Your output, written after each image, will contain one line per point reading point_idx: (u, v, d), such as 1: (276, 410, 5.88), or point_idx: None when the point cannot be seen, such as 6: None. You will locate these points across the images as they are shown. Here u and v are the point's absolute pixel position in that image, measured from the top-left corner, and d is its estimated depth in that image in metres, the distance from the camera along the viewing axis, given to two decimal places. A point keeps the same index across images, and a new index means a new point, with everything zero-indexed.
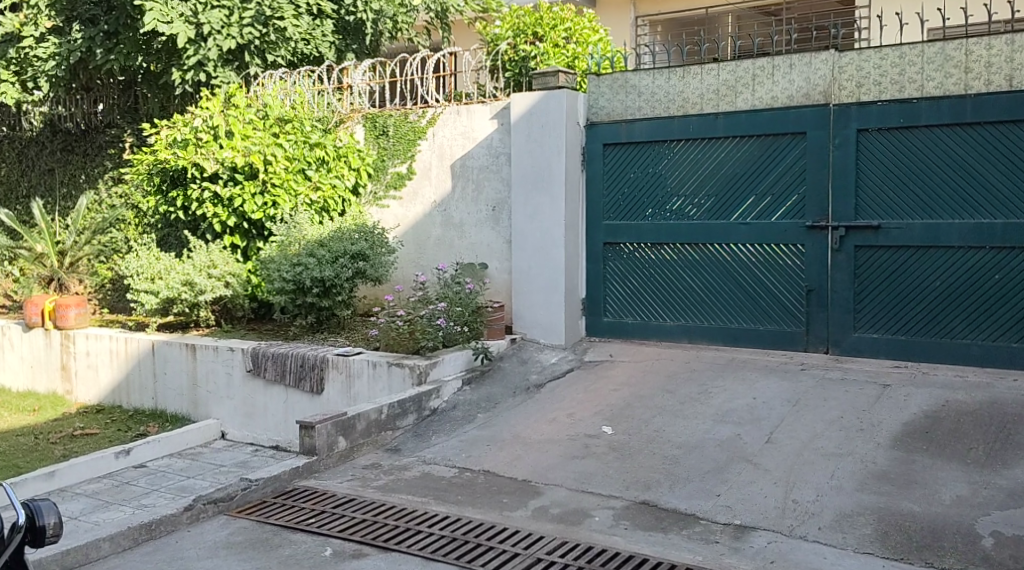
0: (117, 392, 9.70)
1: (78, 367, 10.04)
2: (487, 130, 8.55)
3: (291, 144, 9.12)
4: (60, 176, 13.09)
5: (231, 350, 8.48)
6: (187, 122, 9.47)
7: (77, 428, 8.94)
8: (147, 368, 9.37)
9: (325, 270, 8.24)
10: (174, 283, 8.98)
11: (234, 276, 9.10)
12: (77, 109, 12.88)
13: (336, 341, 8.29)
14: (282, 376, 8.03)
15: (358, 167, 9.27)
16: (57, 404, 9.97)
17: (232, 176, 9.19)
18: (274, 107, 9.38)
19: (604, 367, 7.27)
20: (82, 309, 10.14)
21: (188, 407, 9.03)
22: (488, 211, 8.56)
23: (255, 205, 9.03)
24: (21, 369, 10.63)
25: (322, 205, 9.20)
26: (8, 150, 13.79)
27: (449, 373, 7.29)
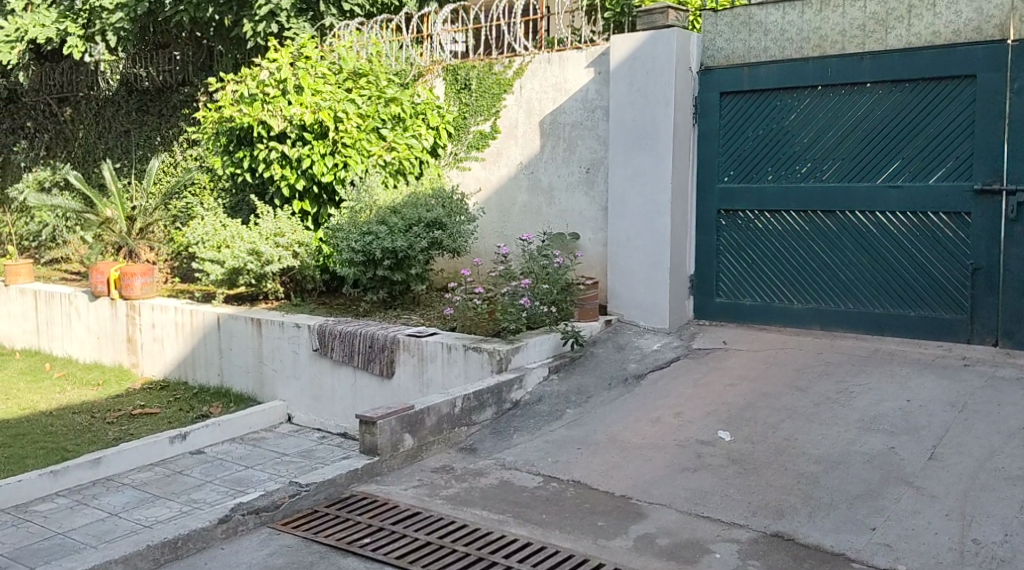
0: (182, 367, 8.89)
1: (143, 340, 9.33)
2: (583, 81, 7.48)
3: (364, 100, 8.29)
4: (136, 139, 12.57)
5: (297, 327, 7.60)
6: (254, 76, 8.62)
7: (137, 407, 8.22)
8: (212, 342, 8.48)
9: (398, 241, 7.35)
10: (239, 252, 8.16)
11: (302, 246, 8.28)
12: (152, 67, 12.34)
13: (409, 320, 7.40)
14: (350, 358, 7.19)
15: (437, 125, 8.41)
16: (122, 379, 9.34)
17: (302, 136, 8.28)
18: (349, 59, 8.50)
19: (718, 357, 6.22)
20: (149, 277, 9.46)
21: (255, 386, 8.12)
22: (582, 172, 7.50)
23: (325, 167, 8.16)
24: (88, 339, 10.07)
25: (396, 167, 8.32)
26: (84, 111, 13.32)
27: (532, 359, 6.34)
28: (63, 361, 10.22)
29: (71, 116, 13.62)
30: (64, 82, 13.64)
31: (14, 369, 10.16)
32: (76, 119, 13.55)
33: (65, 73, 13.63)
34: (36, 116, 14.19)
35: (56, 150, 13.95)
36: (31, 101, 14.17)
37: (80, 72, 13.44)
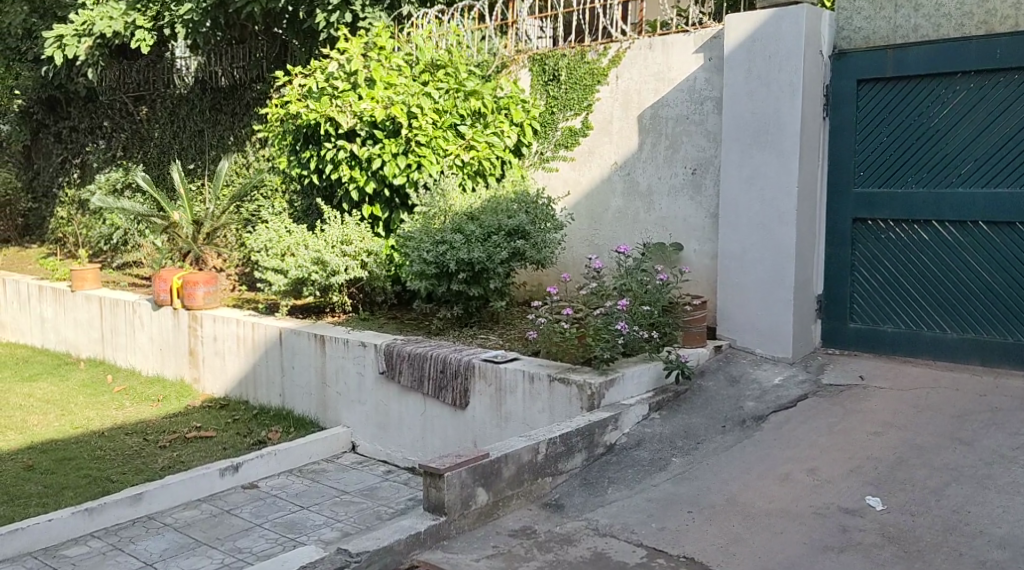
0: (243, 385, 8.17)
1: (205, 354, 8.64)
2: (691, 69, 6.53)
3: (441, 93, 7.43)
4: (209, 139, 12.01)
5: (363, 347, 6.80)
6: (323, 68, 7.84)
7: (192, 430, 7.54)
8: (275, 361, 7.75)
9: (475, 252, 6.47)
10: (301, 260, 7.41)
11: (371, 254, 7.49)
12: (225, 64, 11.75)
13: (485, 341, 6.53)
14: (421, 385, 6.36)
15: (522, 121, 7.51)
16: (182, 395, 8.72)
17: (372, 134, 7.48)
18: (426, 50, 7.65)
19: (855, 398, 5.27)
20: (212, 286, 8.75)
21: (318, 409, 7.37)
22: (687, 173, 6.55)
23: (397, 168, 7.33)
24: (151, 350, 9.49)
25: (474, 168, 7.46)
26: (160, 111, 12.86)
27: (628, 395, 5.38)
28: (126, 374, 9.68)
29: (147, 115, 13.20)
30: (141, 80, 13.20)
31: (76, 382, 9.68)
32: (152, 118, 13.12)
33: (141, 71, 13.19)
34: (112, 115, 13.81)
35: (132, 150, 13.54)
36: (108, 99, 13.77)
37: (155, 70, 12.93)
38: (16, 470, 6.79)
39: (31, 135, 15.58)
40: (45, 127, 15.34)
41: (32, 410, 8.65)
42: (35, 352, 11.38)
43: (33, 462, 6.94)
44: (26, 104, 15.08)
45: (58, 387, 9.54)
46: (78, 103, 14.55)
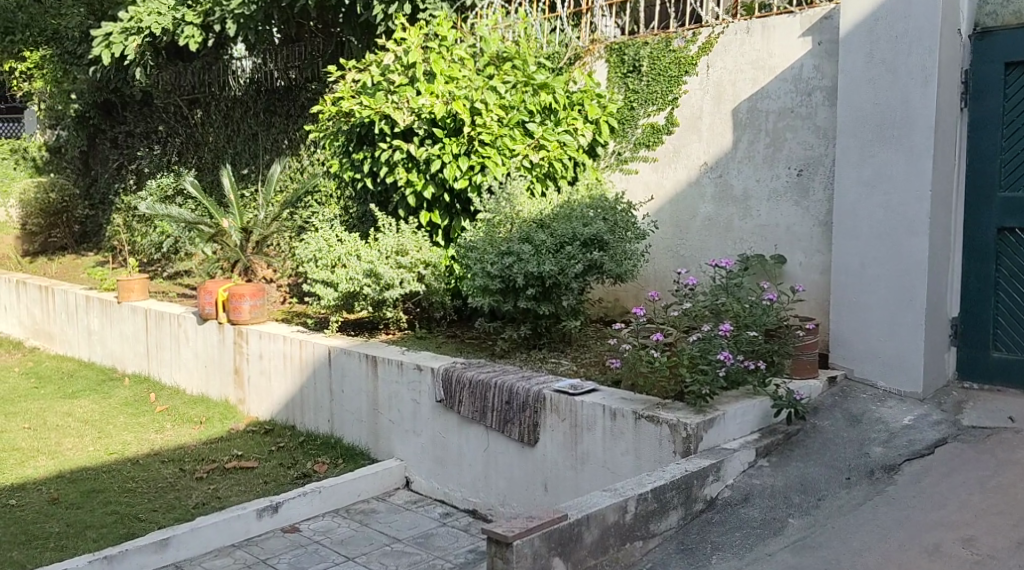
0: (289, 409, 7.46)
1: (251, 373, 7.93)
2: (797, 54, 5.73)
3: (508, 87, 6.67)
4: (263, 142, 11.29)
5: (419, 371, 6.03)
6: (378, 61, 7.09)
7: (232, 459, 6.86)
8: (323, 383, 7.03)
9: (545, 264, 5.66)
10: (351, 272, 6.69)
11: (428, 266, 6.74)
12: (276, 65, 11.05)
13: (556, 367, 5.71)
14: (482, 416, 5.55)
15: (597, 118, 6.69)
16: (226, 417, 8.06)
17: (431, 133, 6.72)
18: (493, 40, 6.89)
19: (1006, 445, 4.49)
20: (258, 300, 8.07)
21: (369, 438, 6.63)
22: (792, 176, 5.73)
23: (458, 171, 6.54)
24: (196, 368, 8.84)
25: (544, 171, 6.62)
26: (214, 113, 12.24)
27: (731, 436, 4.59)
28: (170, 392, 9.06)
29: (201, 120, 12.60)
30: (195, 82, 12.60)
31: (118, 401, 9.13)
32: (206, 122, 12.53)
33: (195, 73, 12.57)
34: (167, 119, 13.28)
35: (186, 155, 12.98)
36: (162, 103, 13.23)
37: (208, 71, 12.31)
38: (39, 504, 6.17)
39: (88, 140, 15.20)
40: (102, 132, 14.94)
41: (68, 431, 8.10)
42: (81, 366, 10.91)
43: (59, 494, 6.33)
44: (81, 108, 14.69)
45: (99, 406, 8.99)
46: (134, 107, 14.12)
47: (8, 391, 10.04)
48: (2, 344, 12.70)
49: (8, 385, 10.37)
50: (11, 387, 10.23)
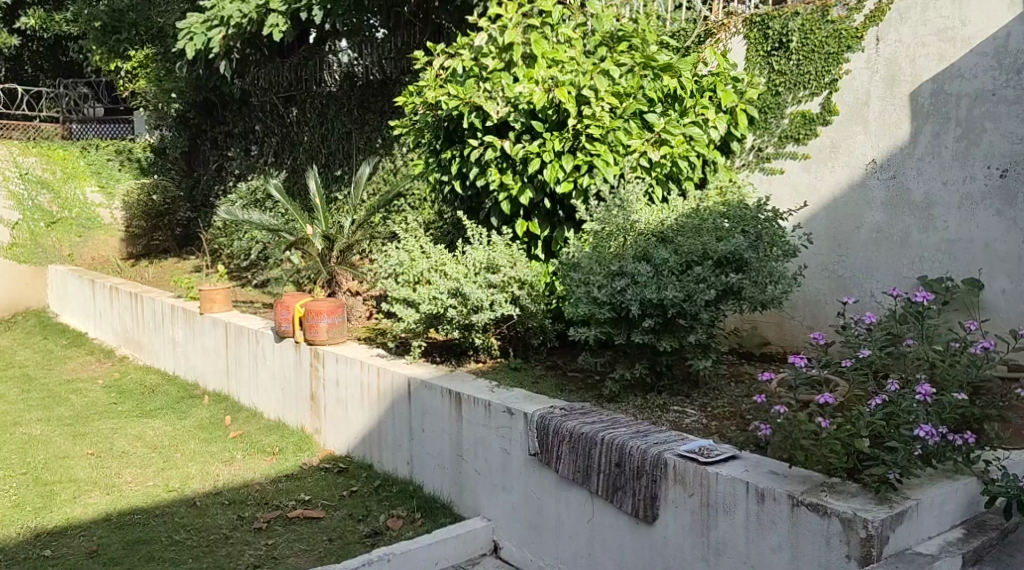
0: (366, 445, 6.45)
1: (327, 402, 6.92)
2: (999, 21, 4.76)
3: (623, 71, 5.52)
4: (357, 142, 10.17)
5: (510, 415, 4.93)
6: (469, 43, 5.99)
7: (297, 507, 5.92)
8: (402, 418, 6.00)
9: (667, 290, 4.48)
10: (435, 290, 5.68)
11: (524, 285, 5.68)
12: (367, 57, 10.09)
13: (681, 420, 4.50)
14: (586, 479, 4.40)
15: (731, 105, 5.54)
16: (300, 448, 7.14)
17: (530, 127, 5.64)
18: (606, 17, 5.78)
19: None
20: (338, 318, 7.06)
21: (453, 489, 5.59)
22: (992, 178, 4.80)
23: (561, 171, 5.38)
24: (272, 390, 7.88)
25: (665, 173, 5.51)
26: (308, 112, 11.06)
27: (925, 534, 3.48)
28: (246, 415, 8.16)
29: (297, 118, 11.34)
30: (291, 78, 11.46)
31: (192, 423, 8.32)
32: (302, 121, 11.22)
33: (291, 68, 11.47)
34: (264, 118, 12.15)
35: (281, 158, 11.77)
36: (259, 100, 12.17)
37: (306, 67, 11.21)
38: (74, 559, 5.39)
39: (190, 141, 14.11)
40: (202, 132, 13.89)
41: (132, 460, 7.34)
42: (165, 380, 10.21)
43: (99, 547, 5.53)
44: (182, 107, 13.80)
45: (171, 428, 8.21)
46: (233, 105, 12.91)
47: (85, 406, 9.38)
48: (94, 352, 12.21)
49: (87, 399, 9.73)
50: (90, 402, 9.60)
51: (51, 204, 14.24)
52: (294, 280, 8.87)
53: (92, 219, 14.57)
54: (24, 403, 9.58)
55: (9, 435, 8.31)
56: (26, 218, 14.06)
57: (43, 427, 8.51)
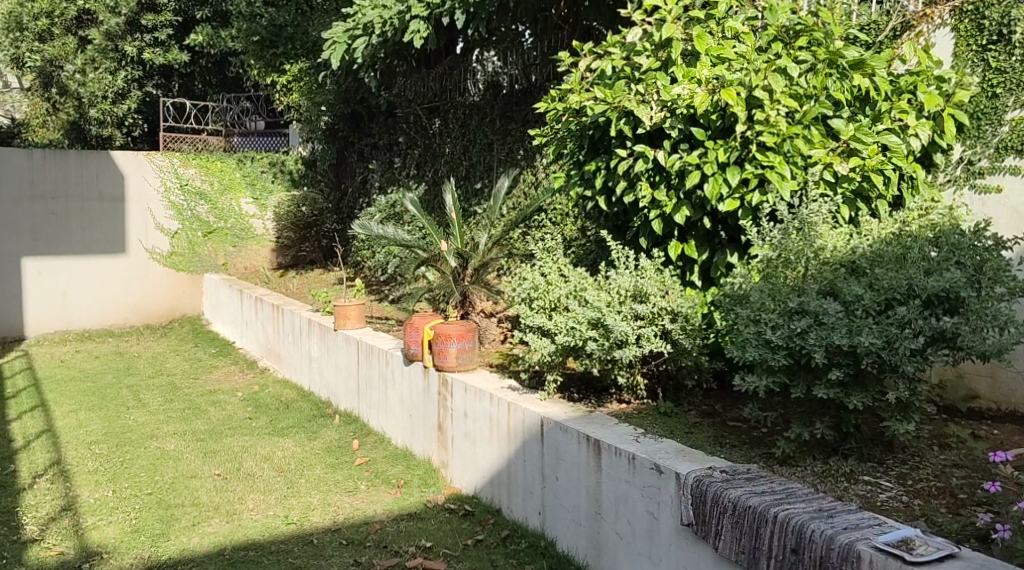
0: (495, 487, 5.74)
1: (454, 435, 6.21)
2: None
3: (802, 69, 4.70)
4: (498, 153, 9.42)
5: (658, 474, 4.20)
6: (622, 39, 5.25)
7: (417, 557, 5.33)
8: (534, 462, 5.27)
9: (861, 336, 3.73)
10: (573, 319, 4.98)
11: (677, 317, 4.85)
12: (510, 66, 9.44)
13: (874, 495, 3.76)
14: (752, 563, 3.64)
15: (939, 108, 4.76)
16: (426, 482, 6.45)
17: (689, 134, 4.84)
18: (783, 7, 4.92)
19: None
20: (467, 344, 6.41)
21: (590, 550, 4.83)
22: None
23: (725, 187, 4.63)
24: (401, 416, 7.18)
25: (853, 189, 4.65)
26: (452, 122, 10.60)
27: None
28: (375, 441, 7.46)
29: (439, 129, 10.93)
30: (436, 89, 11.03)
31: (321, 444, 7.68)
32: (445, 132, 10.79)
33: (436, 78, 11.05)
34: (408, 129, 11.76)
35: (424, 170, 11.32)
36: (404, 112, 11.79)
37: (450, 76, 10.78)
38: None
39: (338, 153, 13.82)
40: (350, 145, 13.60)
41: (256, 485, 6.77)
42: (300, 396, 9.55)
43: None
44: (331, 120, 13.40)
45: (299, 450, 7.59)
46: (380, 117, 12.62)
47: (221, 421, 8.84)
48: (238, 361, 11.78)
49: (224, 412, 9.21)
50: (226, 415, 9.04)
51: (208, 214, 14.29)
52: (428, 298, 8.29)
53: (245, 229, 14.57)
54: (164, 415, 9.17)
55: (142, 449, 7.87)
56: (185, 227, 14.09)
57: (177, 442, 8.04)
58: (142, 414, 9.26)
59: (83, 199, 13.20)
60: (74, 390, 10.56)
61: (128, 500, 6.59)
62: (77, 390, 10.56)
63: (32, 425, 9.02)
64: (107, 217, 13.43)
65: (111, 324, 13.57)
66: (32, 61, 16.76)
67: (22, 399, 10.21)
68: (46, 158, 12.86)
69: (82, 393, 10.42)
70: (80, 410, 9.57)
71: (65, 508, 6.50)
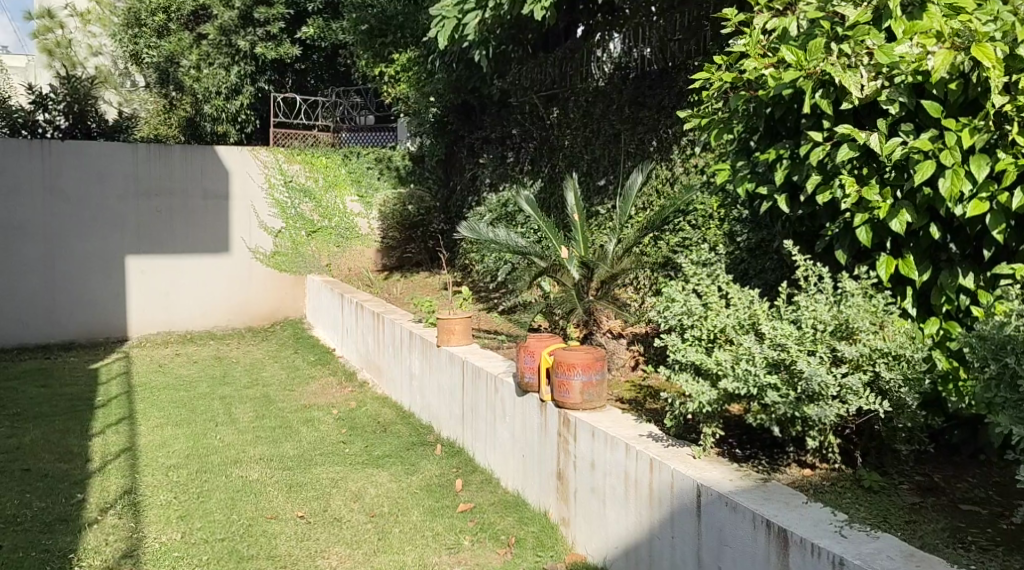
0: (632, 563, 4.53)
1: (578, 489, 5.02)
2: None
3: None
4: (626, 145, 8.10)
5: None
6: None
7: None
8: (688, 542, 4.03)
9: None
10: (746, 359, 3.76)
11: (895, 363, 3.57)
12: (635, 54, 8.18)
13: None
14: None
15: None
16: (542, 545, 5.28)
17: (913, 112, 3.69)
18: None
19: None
20: (594, 376, 5.20)
21: None
22: None
23: (971, 180, 3.49)
24: (511, 454, 6.06)
25: None
26: (573, 112, 9.42)
27: None
28: (481, 482, 6.34)
29: (558, 119, 9.76)
30: (556, 76, 9.90)
31: (419, 481, 6.62)
32: (565, 123, 9.63)
33: (556, 64, 9.92)
34: (523, 121, 10.64)
35: (539, 164, 10.16)
36: (519, 102, 10.68)
37: (572, 60, 9.62)
38: None
39: (447, 148, 12.81)
40: (461, 139, 12.51)
41: (344, 534, 5.75)
42: (398, 418, 8.53)
43: None
44: (441, 112, 12.49)
45: (396, 487, 6.54)
46: (493, 109, 11.55)
47: (311, 444, 7.87)
48: (336, 373, 10.84)
49: (317, 433, 8.24)
50: (318, 438, 8.07)
51: (312, 212, 13.51)
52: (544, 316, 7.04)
53: (350, 228, 13.72)
54: (253, 435, 8.24)
55: (223, 478, 6.94)
56: (288, 226, 13.34)
57: (262, 470, 7.09)
58: (230, 433, 8.35)
59: (187, 196, 12.57)
60: (165, 400, 9.77)
61: (198, 548, 5.66)
62: (168, 400, 9.77)
63: (113, 440, 8.19)
64: (210, 215, 12.76)
65: (211, 327, 12.92)
66: (151, 57, 16.61)
67: (110, 408, 9.44)
68: (150, 153, 12.25)
69: (172, 404, 9.61)
70: (165, 424, 8.75)
71: (126, 555, 5.62)
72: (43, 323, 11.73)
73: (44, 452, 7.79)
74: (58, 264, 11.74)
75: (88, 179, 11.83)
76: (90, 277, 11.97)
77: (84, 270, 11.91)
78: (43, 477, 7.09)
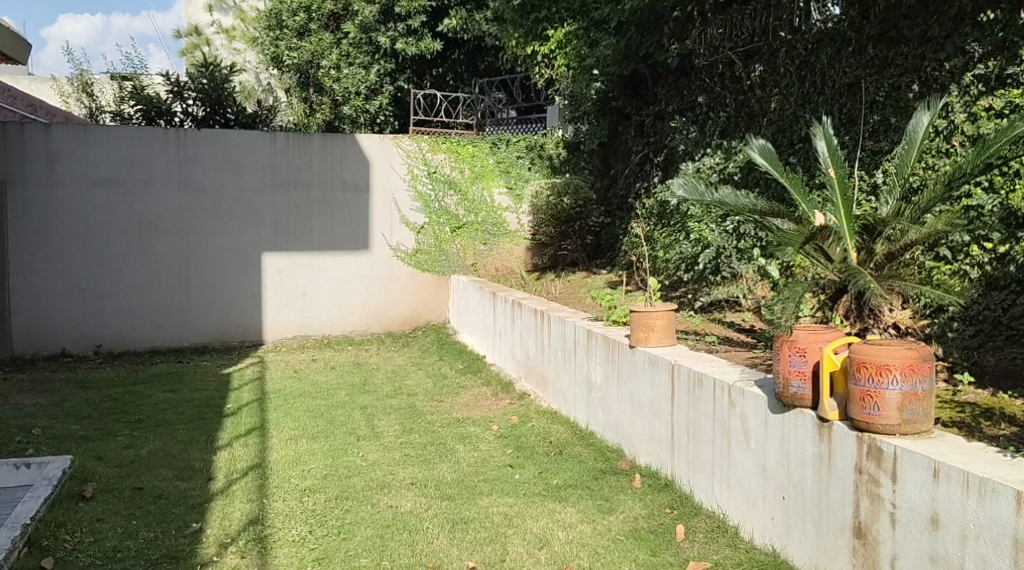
0: None
1: (901, 553, 3.60)
2: None
3: None
4: (870, 93, 6.35)
5: None
6: None
7: None
8: None
9: None
10: None
11: None
12: None
13: None
14: None
15: None
16: None
17: None
18: None
19: None
20: (916, 384, 3.65)
21: None
22: None
23: None
24: (762, 494, 4.37)
25: None
26: (785, 65, 7.74)
27: None
28: (710, 531, 4.68)
29: (762, 77, 8.06)
30: (756, 28, 8.17)
31: (623, 523, 5.01)
32: (771, 81, 7.91)
33: (757, 13, 8.18)
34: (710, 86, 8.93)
35: (733, 134, 8.43)
36: (706, 63, 8.90)
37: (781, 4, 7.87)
38: None
39: (611, 129, 11.09)
40: (627, 117, 10.77)
41: None
42: (575, 439, 6.94)
43: None
44: (606, 86, 10.93)
45: (593, 529, 4.95)
46: (669, 78, 9.77)
47: (474, 466, 6.37)
48: (491, 383, 9.34)
49: (478, 453, 6.74)
50: (480, 459, 6.57)
51: (458, 206, 12.01)
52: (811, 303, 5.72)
53: (497, 224, 12.09)
54: (402, 453, 6.80)
55: (368, 509, 5.49)
56: (432, 221, 11.87)
57: (416, 500, 5.61)
58: (375, 450, 6.94)
59: (327, 188, 11.35)
60: (301, 409, 8.47)
61: None
62: (304, 409, 8.45)
63: (242, 455, 6.88)
64: (351, 210, 11.50)
65: (349, 330, 11.62)
66: (291, 59, 15.75)
67: (241, 417, 8.18)
68: (290, 142, 11.10)
69: (309, 413, 8.29)
70: (300, 438, 7.40)
71: None
72: (178, 325, 10.72)
73: (162, 468, 6.53)
74: (195, 262, 10.72)
75: (224, 170, 10.77)
76: (227, 276, 10.90)
77: (220, 268, 10.85)
78: (157, 500, 5.80)
